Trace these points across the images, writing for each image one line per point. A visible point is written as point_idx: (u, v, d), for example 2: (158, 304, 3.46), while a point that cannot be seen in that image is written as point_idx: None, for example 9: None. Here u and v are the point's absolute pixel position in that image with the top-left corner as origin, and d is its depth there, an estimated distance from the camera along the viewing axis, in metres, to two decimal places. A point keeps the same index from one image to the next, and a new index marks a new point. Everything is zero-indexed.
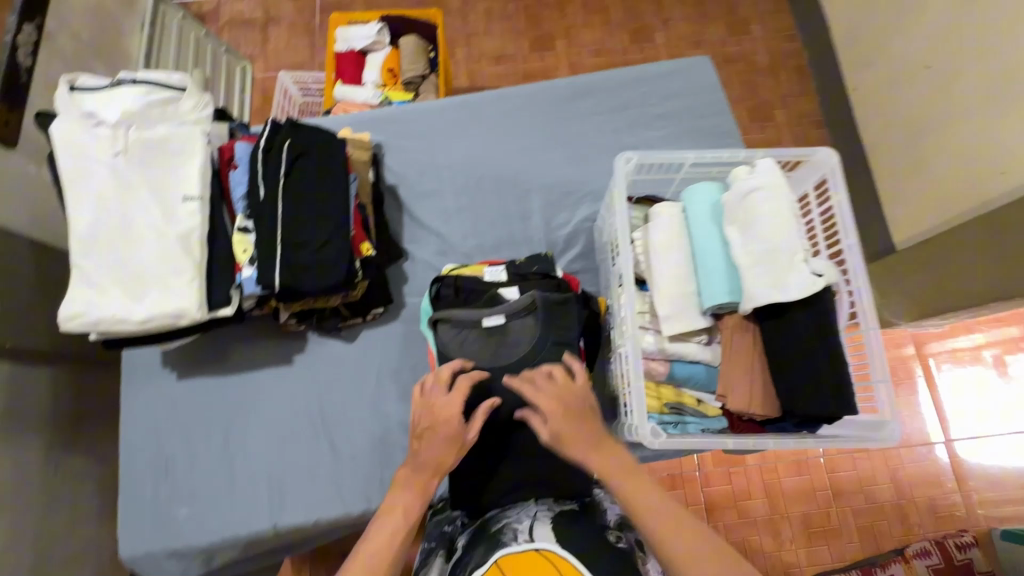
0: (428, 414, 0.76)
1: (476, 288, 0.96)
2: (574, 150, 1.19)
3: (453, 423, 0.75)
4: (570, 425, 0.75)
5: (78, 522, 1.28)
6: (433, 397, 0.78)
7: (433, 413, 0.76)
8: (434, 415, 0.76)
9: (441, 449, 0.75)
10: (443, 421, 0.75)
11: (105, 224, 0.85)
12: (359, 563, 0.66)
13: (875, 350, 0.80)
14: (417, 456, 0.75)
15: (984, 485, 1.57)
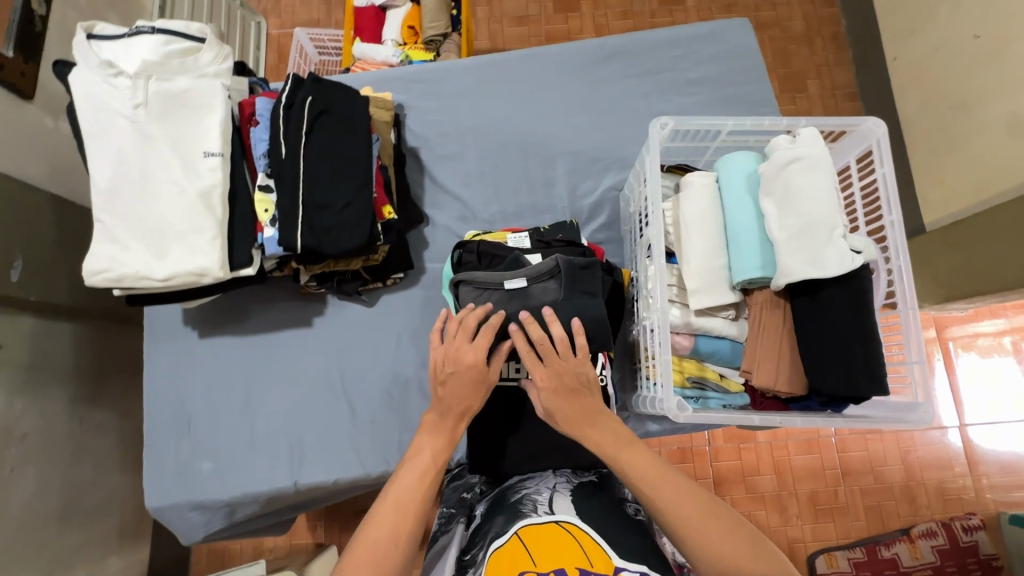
0: (450, 358, 0.80)
1: (500, 252, 0.94)
2: (602, 115, 1.15)
3: (475, 367, 0.78)
4: (560, 407, 0.78)
5: (103, 472, 1.32)
6: (451, 343, 0.81)
7: (453, 358, 0.80)
8: (456, 358, 0.79)
9: (466, 393, 0.79)
10: (465, 366, 0.79)
11: (127, 178, 0.84)
12: (392, 502, 0.68)
13: (911, 331, 0.78)
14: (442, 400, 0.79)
15: (996, 470, 1.57)
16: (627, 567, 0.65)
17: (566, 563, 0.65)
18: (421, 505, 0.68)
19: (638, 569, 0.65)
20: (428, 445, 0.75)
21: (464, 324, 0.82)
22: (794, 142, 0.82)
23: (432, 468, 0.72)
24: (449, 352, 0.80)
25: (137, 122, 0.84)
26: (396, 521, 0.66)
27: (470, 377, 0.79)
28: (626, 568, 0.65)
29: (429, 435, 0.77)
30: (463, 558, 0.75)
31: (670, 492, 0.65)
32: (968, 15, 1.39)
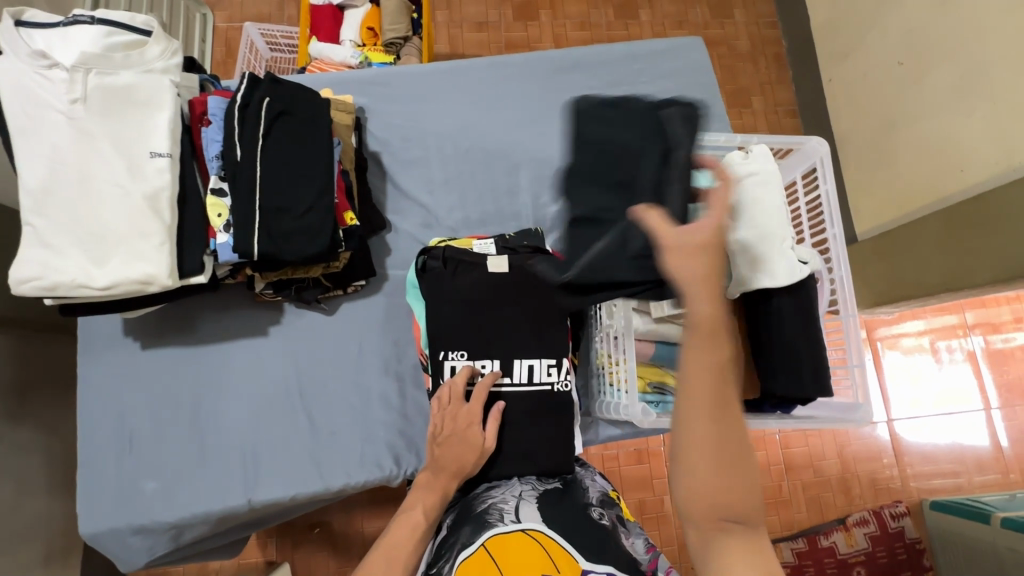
0: (447, 420, 0.85)
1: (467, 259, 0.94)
2: (564, 125, 1.17)
3: (469, 430, 0.84)
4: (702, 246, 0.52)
5: (24, 496, 1.20)
6: (446, 410, 0.86)
7: (450, 422, 0.85)
8: (452, 421, 0.85)
9: (459, 454, 0.83)
10: (462, 427, 0.84)
11: (62, 179, 0.77)
12: (383, 551, 0.74)
13: (852, 335, 0.83)
14: (438, 463, 0.83)
15: (918, 460, 1.71)
16: (593, 569, 0.68)
17: (534, 569, 0.66)
18: (408, 559, 0.74)
19: (604, 570, 0.68)
20: (420, 500, 0.81)
21: (457, 387, 0.87)
22: (748, 158, 0.86)
23: (424, 523, 0.78)
24: (444, 417, 0.86)
25: (74, 118, 0.78)
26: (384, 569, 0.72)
27: (467, 438, 0.84)
28: (592, 571, 0.67)
29: (421, 492, 0.82)
30: (429, 571, 0.74)
31: (713, 409, 0.49)
32: (893, 43, 1.51)
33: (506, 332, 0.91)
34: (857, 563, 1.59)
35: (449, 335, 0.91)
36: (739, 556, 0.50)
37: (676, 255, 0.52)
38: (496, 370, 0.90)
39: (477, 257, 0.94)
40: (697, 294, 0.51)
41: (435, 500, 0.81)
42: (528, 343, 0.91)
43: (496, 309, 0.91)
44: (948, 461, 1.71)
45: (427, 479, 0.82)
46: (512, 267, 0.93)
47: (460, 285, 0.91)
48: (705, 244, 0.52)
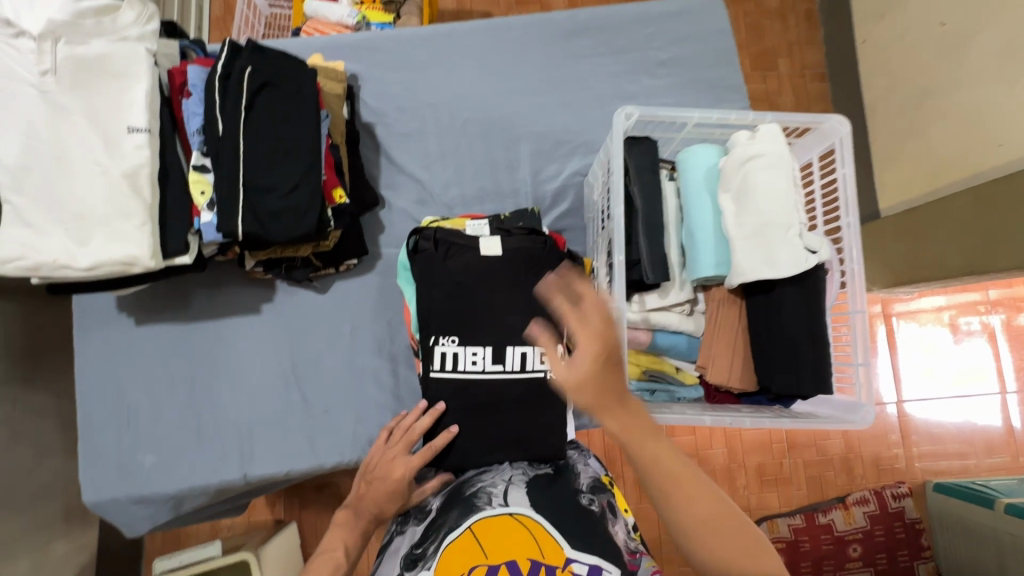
0: (384, 465, 0.86)
1: (458, 242, 0.90)
2: (568, 95, 1.10)
3: (399, 477, 0.83)
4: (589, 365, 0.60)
5: (42, 456, 1.25)
6: (387, 453, 0.87)
7: (385, 466, 0.85)
8: (389, 469, 0.85)
9: (382, 502, 0.82)
10: (393, 478, 0.83)
11: (39, 156, 0.75)
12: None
13: (859, 332, 0.78)
14: (365, 503, 0.83)
15: (925, 441, 1.68)
16: (578, 559, 0.63)
17: (518, 554, 0.63)
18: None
19: (590, 561, 0.63)
20: (340, 540, 0.80)
21: (406, 434, 0.88)
22: (753, 139, 0.80)
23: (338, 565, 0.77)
24: (383, 459, 0.87)
25: (46, 91, 0.75)
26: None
27: (393, 481, 0.83)
28: (576, 560, 0.63)
29: (341, 529, 0.82)
30: (414, 552, 0.71)
31: (697, 509, 0.58)
32: (936, 2, 1.38)
33: (497, 319, 0.87)
34: (854, 541, 1.59)
35: (440, 322, 0.87)
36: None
37: (570, 368, 0.62)
38: (452, 428, 0.86)
39: (469, 239, 0.90)
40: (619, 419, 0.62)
41: (354, 541, 0.80)
42: (521, 330, 0.88)
43: (488, 294, 0.88)
44: (956, 443, 1.68)
45: (348, 518, 0.82)
46: (505, 251, 0.89)
47: (451, 269, 0.88)
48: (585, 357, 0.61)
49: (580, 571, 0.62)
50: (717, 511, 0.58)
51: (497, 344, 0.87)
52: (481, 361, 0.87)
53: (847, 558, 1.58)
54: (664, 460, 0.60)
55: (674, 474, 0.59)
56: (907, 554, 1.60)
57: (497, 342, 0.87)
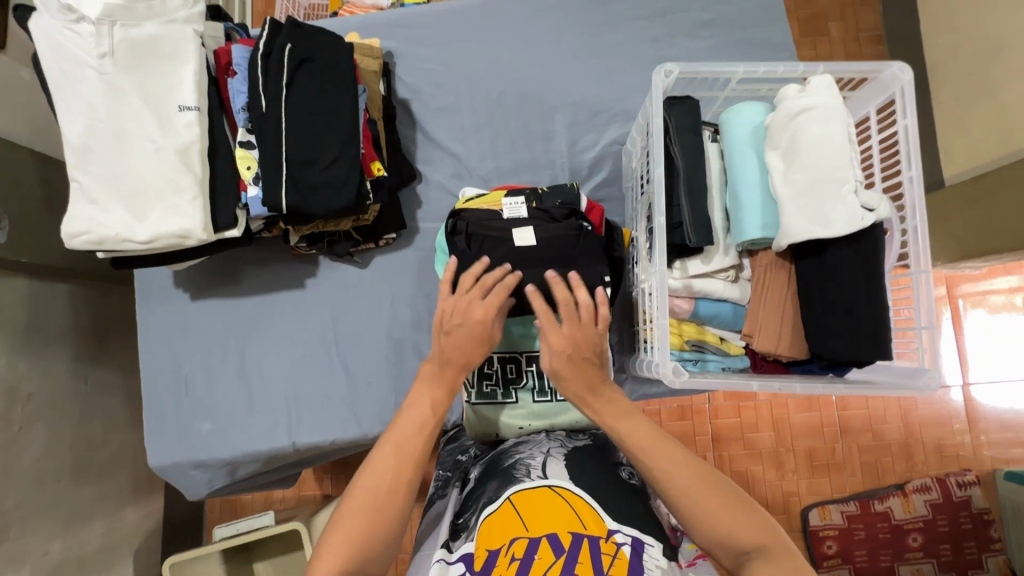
0: (460, 313, 0.76)
1: (491, 234, 0.87)
2: (606, 61, 1.08)
3: (485, 323, 0.76)
4: (570, 367, 0.74)
5: (112, 428, 1.34)
6: (461, 297, 0.78)
7: (458, 307, 0.77)
8: (467, 316, 0.76)
9: (470, 348, 0.76)
10: (475, 321, 0.76)
11: (98, 135, 0.79)
12: (393, 446, 0.68)
13: (922, 295, 0.73)
14: (443, 352, 0.76)
15: (995, 427, 1.56)
16: (620, 530, 0.63)
17: (558, 527, 0.62)
18: (421, 455, 0.68)
19: (632, 532, 0.64)
20: (427, 396, 0.73)
21: (476, 281, 0.79)
22: (803, 91, 0.76)
23: (432, 416, 0.71)
24: (455, 308, 0.77)
25: (104, 73, 0.79)
26: (393, 466, 0.66)
27: (474, 332, 0.76)
28: (620, 530, 0.63)
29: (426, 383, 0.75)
30: (456, 522, 0.72)
31: (681, 479, 0.63)
32: None
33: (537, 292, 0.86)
34: (914, 530, 1.51)
35: None
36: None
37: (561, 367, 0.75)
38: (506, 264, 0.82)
39: (503, 231, 0.87)
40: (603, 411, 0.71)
41: (447, 395, 0.74)
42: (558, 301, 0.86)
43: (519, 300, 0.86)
44: None
45: (433, 372, 0.75)
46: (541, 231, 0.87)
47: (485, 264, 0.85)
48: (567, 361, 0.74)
49: (624, 541, 0.62)
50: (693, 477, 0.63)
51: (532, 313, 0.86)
52: None
53: (906, 549, 1.50)
54: (641, 437, 0.67)
55: (656, 446, 0.66)
56: (974, 547, 1.50)
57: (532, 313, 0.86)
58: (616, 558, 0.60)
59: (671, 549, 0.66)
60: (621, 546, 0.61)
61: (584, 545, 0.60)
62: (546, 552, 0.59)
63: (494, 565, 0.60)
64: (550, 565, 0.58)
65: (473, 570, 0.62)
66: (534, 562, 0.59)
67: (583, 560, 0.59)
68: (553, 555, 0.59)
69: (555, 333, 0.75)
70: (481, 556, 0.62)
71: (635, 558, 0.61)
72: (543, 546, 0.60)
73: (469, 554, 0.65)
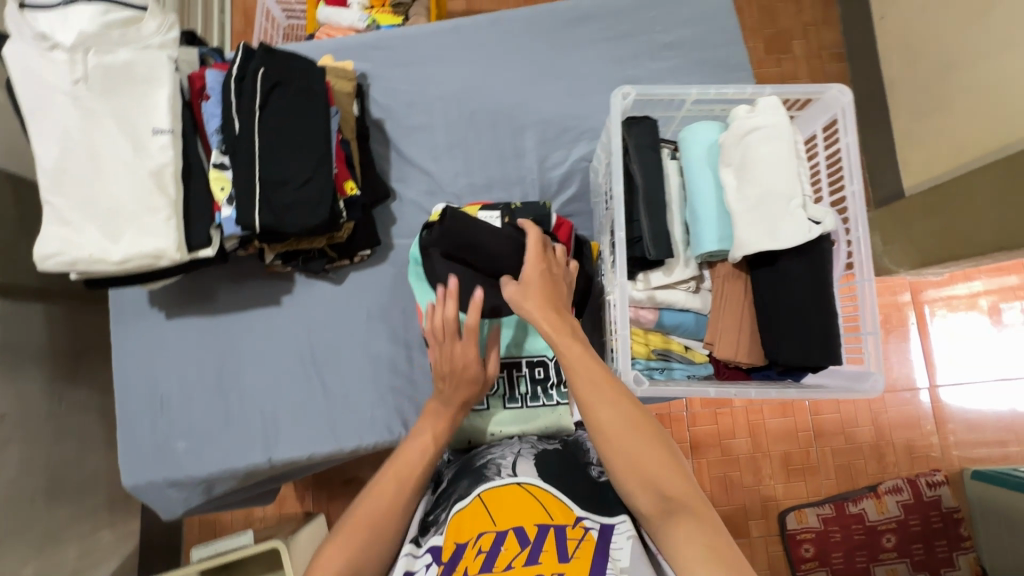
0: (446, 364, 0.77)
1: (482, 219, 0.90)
2: (573, 82, 1.12)
3: (471, 369, 0.77)
4: (544, 286, 0.76)
5: (87, 449, 1.33)
6: (443, 345, 0.78)
7: (448, 362, 0.77)
8: (453, 368, 0.77)
9: (466, 390, 0.78)
10: (464, 369, 0.77)
11: (72, 158, 0.81)
12: (395, 472, 0.71)
13: (867, 303, 0.78)
14: (442, 395, 0.78)
15: (961, 428, 1.62)
16: (588, 515, 0.67)
17: (525, 520, 0.65)
18: (418, 481, 0.71)
19: (599, 520, 0.67)
20: (429, 427, 0.76)
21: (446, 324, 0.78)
22: (752, 111, 0.81)
23: (434, 446, 0.74)
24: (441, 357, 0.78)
25: (78, 98, 0.80)
26: (393, 493, 0.69)
27: (466, 378, 0.77)
28: (586, 517, 0.66)
29: (429, 418, 0.77)
30: (427, 518, 0.74)
31: (623, 416, 0.64)
32: None
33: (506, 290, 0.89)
34: (888, 531, 1.55)
35: None
36: (682, 528, 0.60)
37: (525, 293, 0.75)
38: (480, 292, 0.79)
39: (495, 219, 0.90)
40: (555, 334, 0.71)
41: (448, 425, 0.77)
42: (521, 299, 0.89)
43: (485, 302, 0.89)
44: (995, 430, 1.61)
45: (434, 409, 0.78)
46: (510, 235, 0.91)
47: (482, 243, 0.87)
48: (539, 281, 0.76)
49: (591, 525, 0.66)
50: (633, 417, 0.65)
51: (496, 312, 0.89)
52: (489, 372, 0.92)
53: (880, 549, 1.54)
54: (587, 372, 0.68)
55: (603, 382, 0.67)
56: (945, 545, 1.54)
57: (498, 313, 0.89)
58: (581, 541, 0.64)
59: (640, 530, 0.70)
60: (588, 530, 0.65)
61: (550, 535, 0.63)
62: (511, 544, 0.62)
63: (461, 557, 0.63)
64: (515, 556, 0.61)
65: (442, 561, 0.65)
66: (499, 554, 0.62)
67: (548, 549, 0.62)
68: (518, 547, 0.62)
69: (536, 257, 0.78)
70: (448, 548, 0.65)
71: (601, 541, 0.64)
72: (509, 539, 0.63)
73: (437, 548, 0.67)
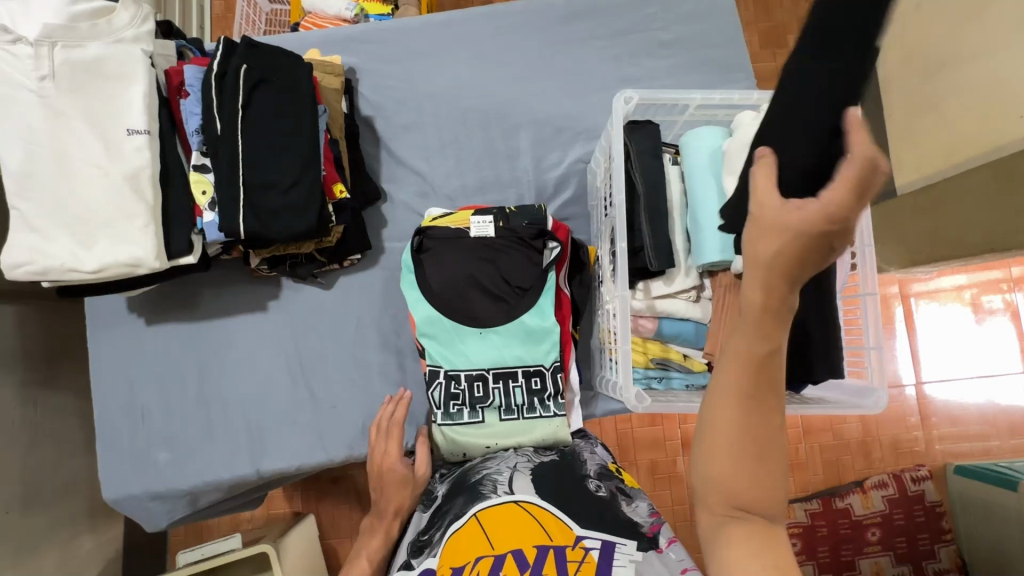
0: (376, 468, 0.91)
1: None
2: (569, 80, 1.08)
3: (393, 467, 0.89)
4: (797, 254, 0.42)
5: (65, 456, 1.29)
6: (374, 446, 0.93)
7: (376, 463, 0.91)
8: (380, 470, 0.90)
9: (395, 493, 0.88)
10: (388, 468, 0.89)
11: (40, 161, 0.76)
12: None
13: (869, 315, 0.77)
14: (379, 504, 0.89)
15: (945, 423, 1.64)
16: (588, 535, 0.64)
17: (523, 542, 0.62)
18: None
19: (601, 537, 0.64)
20: (368, 546, 0.87)
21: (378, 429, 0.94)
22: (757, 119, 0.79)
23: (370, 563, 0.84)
24: (373, 458, 0.92)
25: (45, 96, 0.75)
26: None
27: (391, 480, 0.89)
28: (587, 536, 0.64)
29: (371, 532, 0.89)
30: (420, 539, 0.72)
31: (752, 406, 0.45)
32: None
33: (498, 287, 0.88)
34: (873, 525, 1.57)
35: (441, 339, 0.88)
36: (740, 548, 0.46)
37: (757, 230, 0.43)
38: (404, 393, 0.95)
39: None
40: (750, 279, 0.44)
41: (381, 542, 0.87)
42: (510, 297, 0.88)
43: (475, 302, 0.88)
44: (977, 424, 1.63)
45: (372, 521, 0.89)
46: (500, 237, 0.89)
47: None
48: (796, 230, 0.41)
49: (593, 545, 0.63)
50: (765, 416, 0.45)
51: (488, 309, 0.88)
52: (486, 384, 0.87)
53: (865, 543, 1.56)
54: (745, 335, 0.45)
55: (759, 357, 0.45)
56: (927, 538, 1.57)
57: (490, 310, 0.88)
58: (583, 563, 0.61)
59: (648, 540, 0.66)
60: (589, 551, 0.62)
61: (549, 557, 0.61)
62: (510, 569, 0.60)
63: None
64: None
65: None
66: None
67: (549, 570, 0.60)
68: (518, 571, 0.59)
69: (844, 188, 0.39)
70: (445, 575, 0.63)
71: (603, 560, 0.62)
72: (508, 564, 0.60)
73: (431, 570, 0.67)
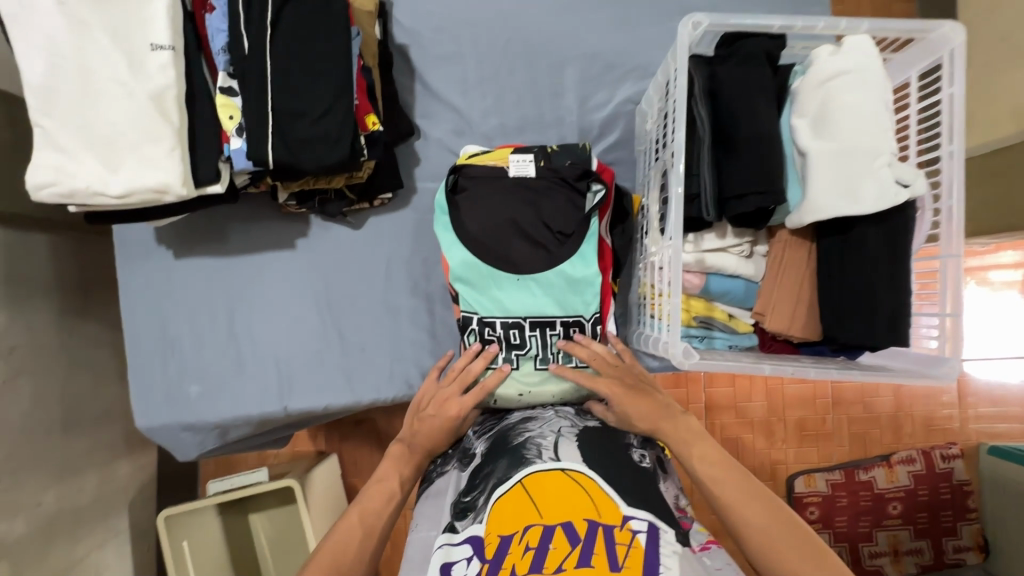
0: (436, 403, 0.80)
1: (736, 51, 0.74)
2: (622, 10, 0.99)
3: (455, 418, 0.78)
4: None
5: (101, 384, 1.32)
6: (446, 390, 0.82)
7: (440, 403, 0.80)
8: (440, 410, 0.79)
9: (436, 437, 0.78)
10: (446, 415, 0.78)
11: (65, 76, 0.72)
12: (358, 516, 0.70)
13: (949, 279, 0.70)
14: (413, 438, 0.78)
15: (984, 402, 1.57)
16: (635, 516, 0.60)
17: (573, 515, 0.59)
18: (384, 527, 0.70)
19: (647, 518, 0.60)
20: (396, 472, 0.75)
21: (460, 374, 0.83)
22: (838, 52, 0.70)
23: (397, 489, 0.73)
24: (435, 397, 0.82)
25: (64, 3, 0.71)
26: (363, 538, 0.68)
27: (439, 422, 0.78)
28: (634, 517, 0.60)
29: (396, 459, 0.77)
30: (462, 501, 0.68)
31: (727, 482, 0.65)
32: None
33: (536, 231, 0.83)
34: (895, 499, 1.52)
35: (474, 284, 0.84)
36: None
37: None
38: (508, 365, 0.83)
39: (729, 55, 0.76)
40: None
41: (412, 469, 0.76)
42: (548, 243, 0.83)
43: (512, 248, 0.83)
44: (1018, 405, 1.57)
45: (402, 451, 0.77)
46: (539, 180, 0.84)
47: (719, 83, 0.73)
48: None
49: (640, 528, 0.59)
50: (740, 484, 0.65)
51: (525, 254, 0.83)
52: (521, 334, 0.84)
53: (886, 516, 1.51)
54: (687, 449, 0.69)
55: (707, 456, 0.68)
56: (950, 516, 1.52)
57: (527, 256, 0.83)
58: (632, 547, 0.56)
59: (683, 533, 0.62)
60: (636, 534, 0.58)
61: (600, 534, 0.57)
62: (560, 542, 0.57)
63: (507, 553, 0.58)
64: (565, 556, 0.55)
65: (484, 559, 0.59)
66: (549, 552, 0.56)
67: (599, 550, 0.56)
68: (568, 545, 0.56)
69: None
70: (493, 543, 0.60)
71: (650, 546, 0.57)
72: (558, 535, 0.57)
73: (477, 537, 0.62)
